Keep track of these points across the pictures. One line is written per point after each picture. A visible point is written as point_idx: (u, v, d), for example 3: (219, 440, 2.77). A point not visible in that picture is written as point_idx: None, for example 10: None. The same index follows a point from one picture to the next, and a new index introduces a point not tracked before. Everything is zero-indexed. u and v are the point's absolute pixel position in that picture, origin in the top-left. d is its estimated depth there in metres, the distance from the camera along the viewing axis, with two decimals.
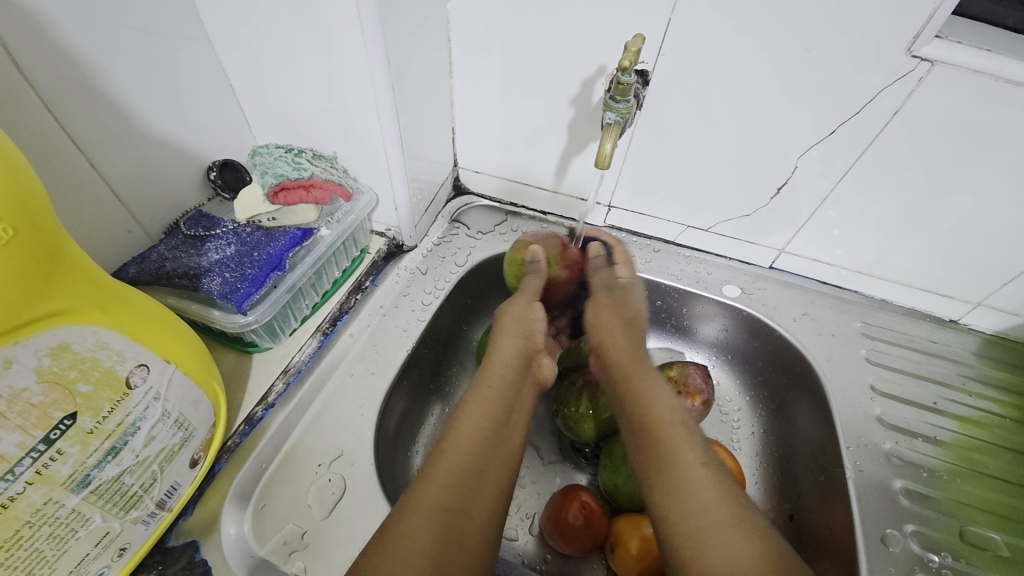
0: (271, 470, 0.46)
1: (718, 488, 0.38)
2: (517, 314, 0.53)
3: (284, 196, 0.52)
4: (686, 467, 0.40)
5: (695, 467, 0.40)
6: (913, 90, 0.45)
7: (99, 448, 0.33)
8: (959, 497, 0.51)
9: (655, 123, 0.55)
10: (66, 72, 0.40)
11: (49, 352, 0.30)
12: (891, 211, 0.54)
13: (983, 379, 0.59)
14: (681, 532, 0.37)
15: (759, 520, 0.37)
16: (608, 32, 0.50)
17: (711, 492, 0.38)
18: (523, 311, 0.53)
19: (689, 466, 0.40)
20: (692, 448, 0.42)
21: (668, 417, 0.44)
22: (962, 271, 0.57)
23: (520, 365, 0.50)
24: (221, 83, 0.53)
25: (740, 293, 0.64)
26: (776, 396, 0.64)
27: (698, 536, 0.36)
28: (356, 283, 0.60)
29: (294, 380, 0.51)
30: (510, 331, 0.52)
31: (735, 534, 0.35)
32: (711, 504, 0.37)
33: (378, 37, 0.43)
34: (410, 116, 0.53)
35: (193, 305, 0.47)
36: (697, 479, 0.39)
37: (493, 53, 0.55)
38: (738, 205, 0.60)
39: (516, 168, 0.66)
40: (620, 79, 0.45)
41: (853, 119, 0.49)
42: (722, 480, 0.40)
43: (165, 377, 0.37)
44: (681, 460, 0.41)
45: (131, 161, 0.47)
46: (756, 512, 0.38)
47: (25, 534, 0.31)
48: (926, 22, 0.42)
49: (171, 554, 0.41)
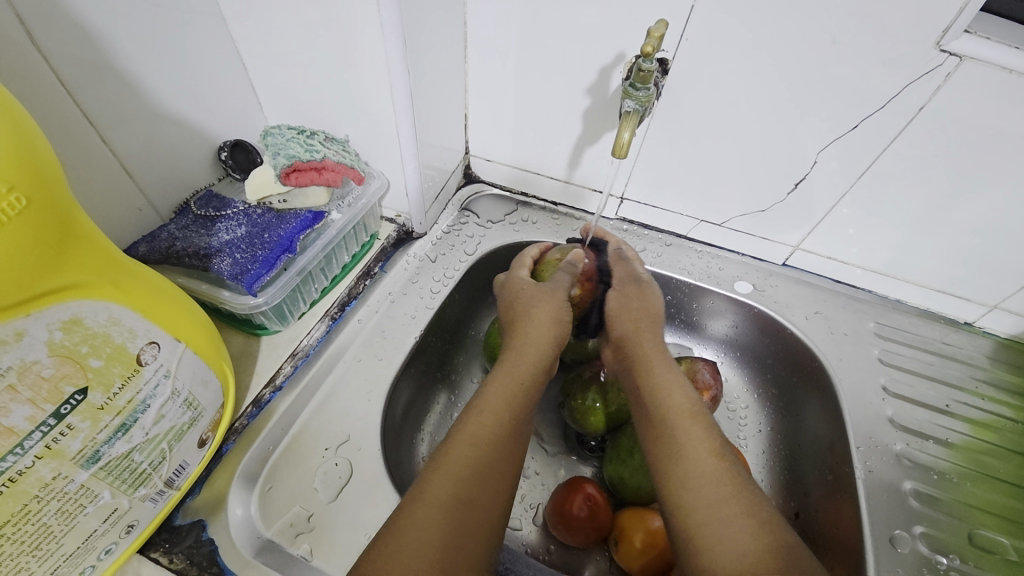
0: (277, 452, 0.46)
1: (730, 481, 0.38)
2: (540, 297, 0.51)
3: (295, 177, 0.51)
4: (701, 458, 0.40)
5: (709, 460, 0.39)
6: (940, 86, 0.44)
7: (109, 424, 0.33)
8: (968, 500, 0.51)
9: (673, 115, 0.54)
10: (78, 46, 0.39)
11: (61, 326, 0.29)
12: (910, 210, 0.53)
13: (995, 383, 0.58)
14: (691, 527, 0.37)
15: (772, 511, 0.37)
16: (628, 19, 0.49)
17: (723, 485, 0.38)
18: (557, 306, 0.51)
19: (705, 459, 0.39)
20: (705, 437, 0.41)
21: (679, 412, 0.43)
22: (979, 273, 0.56)
23: (550, 357, 0.49)
24: (233, 62, 0.52)
25: (752, 289, 0.64)
26: (785, 394, 0.63)
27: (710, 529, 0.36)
28: (365, 269, 0.59)
29: (302, 363, 0.51)
30: (541, 319, 0.49)
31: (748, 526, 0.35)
32: (723, 496, 0.37)
33: (395, 18, 0.43)
34: (424, 101, 0.52)
35: (203, 285, 0.47)
36: (710, 472, 0.39)
37: (509, 37, 0.54)
38: (753, 200, 0.59)
39: (528, 157, 0.65)
40: (641, 66, 0.44)
41: (875, 115, 0.48)
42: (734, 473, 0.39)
43: (176, 356, 0.37)
44: (694, 453, 0.40)
45: (143, 139, 0.46)
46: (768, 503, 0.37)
47: (33, 508, 0.31)
48: (956, 15, 0.40)
49: (178, 533, 0.41)
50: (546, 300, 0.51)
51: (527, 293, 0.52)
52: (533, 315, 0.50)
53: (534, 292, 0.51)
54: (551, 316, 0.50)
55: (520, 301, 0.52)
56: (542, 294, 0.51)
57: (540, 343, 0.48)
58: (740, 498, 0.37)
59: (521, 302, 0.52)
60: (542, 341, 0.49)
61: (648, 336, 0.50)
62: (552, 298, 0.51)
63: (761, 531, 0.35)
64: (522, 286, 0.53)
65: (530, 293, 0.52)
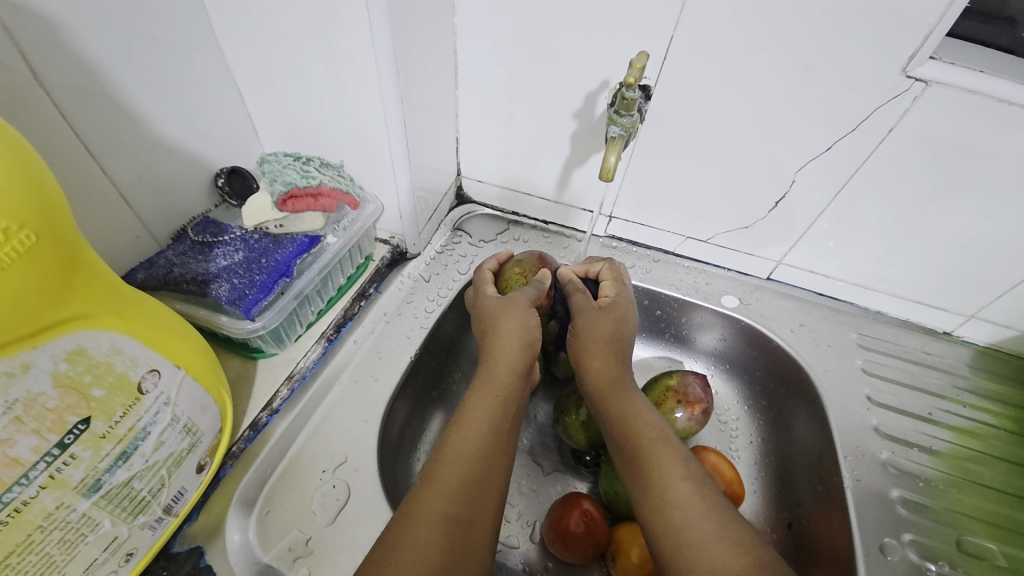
0: (275, 476, 0.46)
1: (702, 491, 0.40)
2: (495, 307, 0.50)
3: (292, 204, 0.52)
4: (671, 472, 0.41)
5: (678, 474, 0.41)
6: (908, 109, 0.47)
7: (111, 452, 0.33)
8: (955, 506, 0.52)
9: (657, 137, 0.56)
10: (79, 80, 0.40)
11: (65, 357, 0.30)
12: (887, 225, 0.55)
13: (976, 390, 0.60)
14: (673, 536, 0.38)
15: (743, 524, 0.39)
16: (613, 49, 0.51)
17: (697, 494, 0.40)
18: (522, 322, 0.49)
19: (671, 477, 0.41)
20: (675, 450, 0.43)
21: (650, 419, 0.45)
22: (956, 284, 0.58)
23: (525, 369, 0.48)
24: (229, 91, 0.53)
25: (739, 303, 0.65)
26: (774, 406, 0.65)
27: (688, 541, 0.38)
28: (360, 290, 0.60)
29: (299, 386, 0.52)
30: (508, 333, 0.48)
31: (724, 539, 0.37)
32: (702, 507, 0.39)
33: (390, 50, 0.44)
34: (417, 127, 0.54)
35: (200, 311, 0.47)
36: (684, 483, 0.40)
37: (499, 65, 0.56)
38: (737, 217, 0.61)
39: (518, 178, 0.67)
40: (626, 94, 0.46)
41: (848, 136, 0.50)
42: (705, 482, 0.41)
43: (175, 382, 0.37)
44: (667, 467, 0.41)
45: (140, 167, 0.47)
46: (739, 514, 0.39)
47: (37, 539, 0.31)
48: (920, 44, 0.43)
49: (176, 560, 0.41)
50: (512, 312, 0.49)
51: (490, 308, 0.51)
52: (500, 329, 0.49)
53: (498, 306, 0.50)
54: (517, 328, 0.49)
55: (485, 315, 0.51)
56: (507, 304, 0.50)
57: (514, 359, 0.47)
58: (715, 510, 0.39)
59: (487, 316, 0.50)
60: (513, 354, 0.48)
61: (620, 348, 0.50)
62: (516, 309, 0.50)
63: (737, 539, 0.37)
64: (488, 299, 0.52)
65: (495, 307, 0.50)
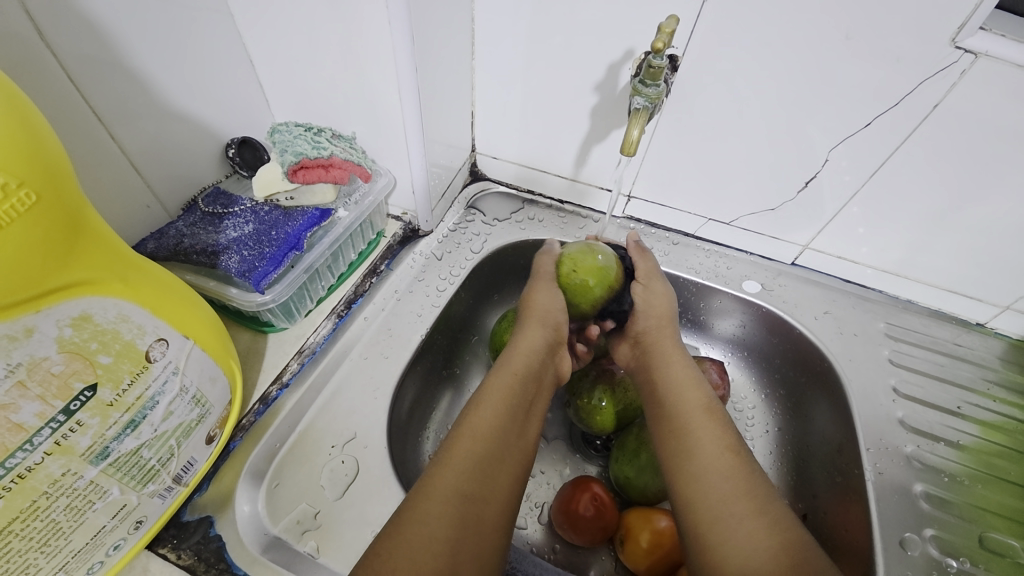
0: (284, 449, 0.46)
1: (741, 478, 0.39)
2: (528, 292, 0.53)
3: (302, 174, 0.51)
4: (713, 455, 0.40)
5: (722, 454, 0.40)
6: (954, 83, 0.43)
7: (119, 420, 0.33)
8: (979, 502, 0.50)
9: (680, 113, 0.54)
10: (85, 41, 0.39)
11: (70, 322, 0.29)
12: (922, 211, 0.53)
13: (1007, 385, 0.58)
14: (705, 519, 0.37)
15: (782, 508, 0.37)
16: (640, 15, 0.48)
17: (734, 480, 0.38)
18: (549, 298, 0.50)
19: (716, 448, 0.41)
20: (719, 435, 0.42)
21: (698, 396, 0.45)
22: (991, 274, 0.55)
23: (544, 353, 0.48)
24: (241, 58, 0.52)
25: (761, 289, 0.63)
26: (793, 394, 0.63)
27: (722, 526, 0.36)
28: (371, 267, 0.59)
29: (309, 361, 0.51)
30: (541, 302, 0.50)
31: (759, 525, 0.36)
32: (734, 494, 0.38)
33: (402, 12, 0.42)
34: (431, 98, 0.52)
35: (211, 283, 0.47)
36: (724, 465, 0.39)
37: (518, 35, 0.54)
38: (761, 200, 0.59)
39: (535, 155, 0.65)
40: (652, 62, 0.44)
41: (885, 114, 0.47)
42: (748, 469, 0.39)
43: (184, 353, 0.37)
44: (706, 450, 0.41)
45: (151, 135, 0.46)
46: (781, 502, 0.37)
47: (42, 504, 0.31)
48: (971, 12, 0.40)
49: (186, 528, 0.41)
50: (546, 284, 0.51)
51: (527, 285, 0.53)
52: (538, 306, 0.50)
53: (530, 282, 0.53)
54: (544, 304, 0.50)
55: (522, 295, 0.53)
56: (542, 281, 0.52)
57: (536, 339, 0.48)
58: (752, 497, 0.37)
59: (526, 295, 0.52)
60: (535, 335, 0.48)
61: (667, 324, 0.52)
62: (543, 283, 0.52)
63: (774, 528, 0.35)
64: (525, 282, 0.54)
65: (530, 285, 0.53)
